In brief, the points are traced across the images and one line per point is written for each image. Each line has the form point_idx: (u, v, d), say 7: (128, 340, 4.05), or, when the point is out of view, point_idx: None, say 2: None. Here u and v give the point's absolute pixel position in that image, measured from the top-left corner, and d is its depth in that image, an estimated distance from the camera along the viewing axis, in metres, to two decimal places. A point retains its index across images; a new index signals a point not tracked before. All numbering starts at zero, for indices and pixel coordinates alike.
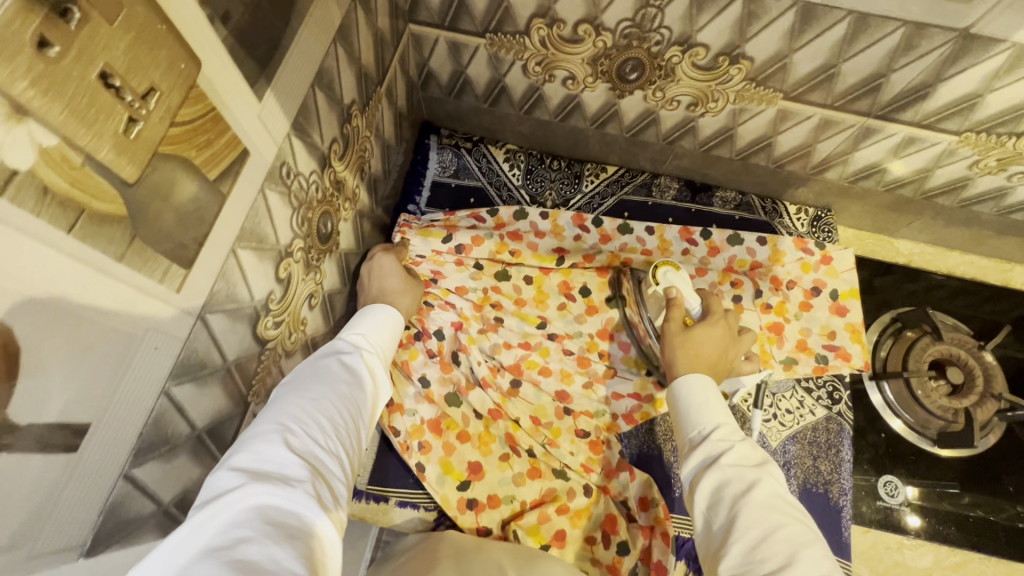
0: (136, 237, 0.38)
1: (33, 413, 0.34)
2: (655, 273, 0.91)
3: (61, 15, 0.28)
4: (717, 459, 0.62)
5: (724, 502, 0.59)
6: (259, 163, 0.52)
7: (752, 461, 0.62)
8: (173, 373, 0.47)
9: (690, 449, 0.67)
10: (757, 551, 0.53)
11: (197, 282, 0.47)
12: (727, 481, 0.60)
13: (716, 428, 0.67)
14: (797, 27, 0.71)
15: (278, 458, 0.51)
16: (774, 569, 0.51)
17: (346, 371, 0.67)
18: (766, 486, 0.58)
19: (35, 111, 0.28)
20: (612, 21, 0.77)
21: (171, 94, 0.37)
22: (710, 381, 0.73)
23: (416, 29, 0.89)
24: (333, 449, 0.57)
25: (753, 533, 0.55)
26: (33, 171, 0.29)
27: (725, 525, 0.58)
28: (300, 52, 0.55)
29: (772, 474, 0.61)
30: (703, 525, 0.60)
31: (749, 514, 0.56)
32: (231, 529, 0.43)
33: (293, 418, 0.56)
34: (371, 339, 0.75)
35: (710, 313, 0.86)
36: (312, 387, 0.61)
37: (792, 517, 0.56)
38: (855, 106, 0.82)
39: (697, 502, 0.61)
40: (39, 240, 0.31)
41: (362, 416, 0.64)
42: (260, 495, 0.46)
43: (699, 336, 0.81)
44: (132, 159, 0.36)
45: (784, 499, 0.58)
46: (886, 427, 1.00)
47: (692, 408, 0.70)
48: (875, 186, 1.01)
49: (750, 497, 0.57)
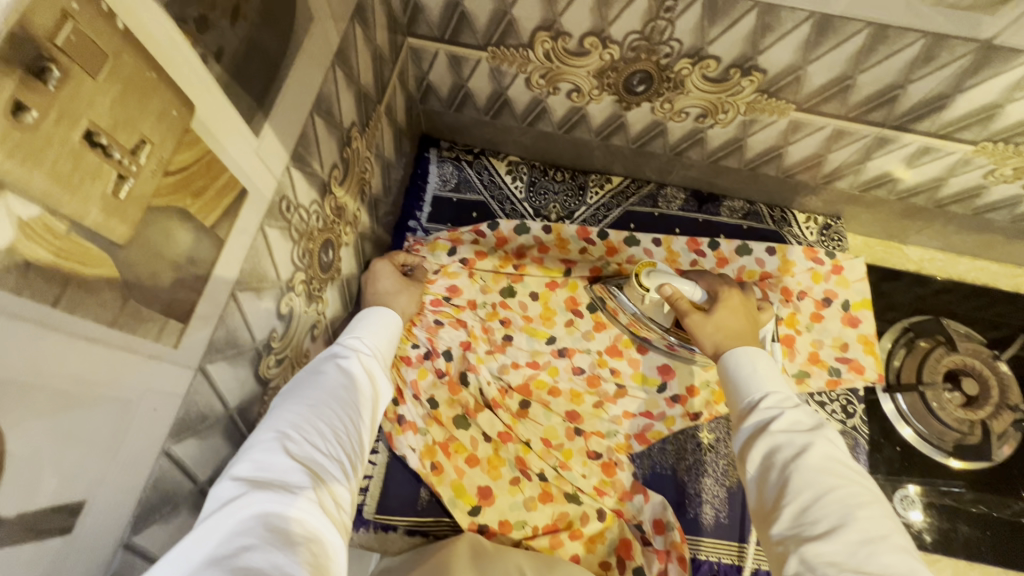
0: (130, 298, 0.36)
1: (21, 501, 0.31)
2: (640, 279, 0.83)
3: (37, 76, 0.25)
4: (767, 426, 0.61)
5: (776, 468, 0.57)
6: (257, 201, 0.49)
7: (806, 425, 0.60)
8: (173, 431, 0.44)
9: (740, 416, 0.65)
10: (810, 513, 0.52)
11: (195, 335, 0.44)
12: (779, 447, 0.58)
13: (767, 396, 0.65)
14: (812, 39, 0.69)
15: (277, 465, 0.49)
16: (826, 531, 0.51)
17: (345, 375, 0.62)
18: (822, 450, 0.57)
19: (12, 182, 0.25)
20: (620, 34, 0.74)
21: (163, 145, 0.34)
22: (760, 351, 0.71)
23: (415, 43, 0.85)
24: (336, 455, 0.54)
25: (805, 495, 0.54)
26: (12, 247, 0.27)
27: (776, 488, 0.56)
28: (298, 80, 0.52)
29: (829, 438, 0.59)
30: (754, 489, 0.59)
31: (802, 477, 0.55)
32: (233, 537, 0.42)
33: (291, 424, 0.53)
34: (370, 343, 0.70)
35: (720, 299, 0.81)
36: (309, 394, 0.57)
37: (849, 479, 0.55)
38: (870, 117, 0.80)
39: (748, 469, 0.60)
40: (22, 319, 0.28)
41: (364, 421, 0.60)
42: (262, 503, 0.45)
43: (722, 318, 0.78)
44: (123, 219, 0.33)
45: (842, 462, 0.56)
46: (902, 441, 0.98)
47: (742, 378, 0.68)
48: (887, 195, 0.99)
49: (804, 461, 0.56)
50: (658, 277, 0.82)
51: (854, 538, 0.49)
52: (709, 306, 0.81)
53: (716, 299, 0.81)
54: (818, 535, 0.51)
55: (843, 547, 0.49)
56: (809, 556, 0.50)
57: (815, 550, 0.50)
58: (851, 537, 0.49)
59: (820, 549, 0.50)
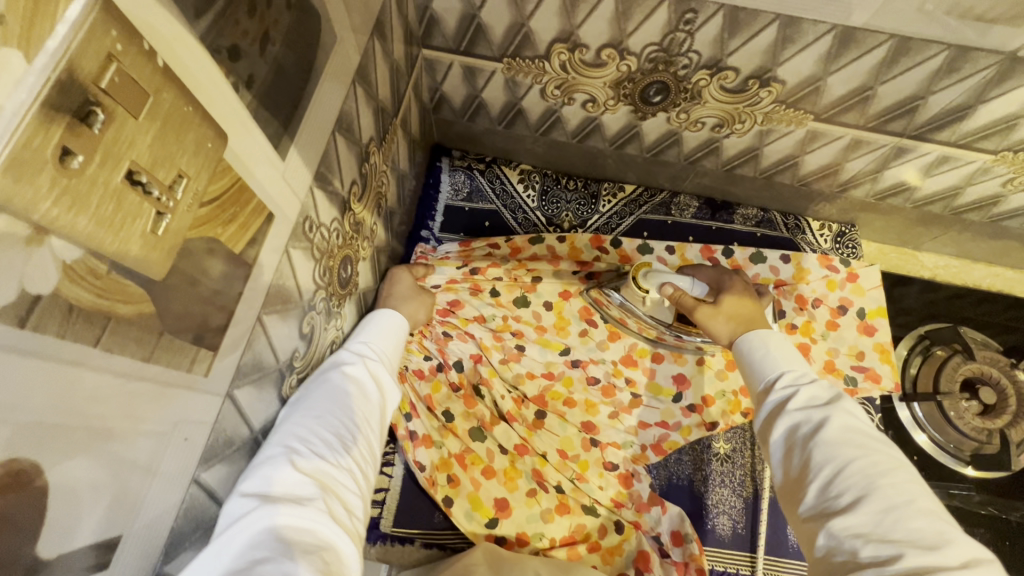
0: (164, 331, 0.35)
1: (63, 542, 0.31)
2: (638, 281, 0.83)
3: (82, 120, 0.25)
4: (784, 405, 0.59)
5: (797, 446, 0.56)
6: (282, 224, 0.49)
7: (824, 399, 0.58)
8: (203, 458, 0.44)
9: (758, 398, 0.64)
10: (833, 486, 0.51)
11: (224, 362, 0.43)
12: (799, 425, 0.57)
13: (782, 373, 0.63)
14: (834, 50, 0.68)
15: (284, 476, 0.48)
16: (851, 502, 0.49)
17: (350, 380, 0.61)
18: (840, 421, 0.55)
19: (57, 228, 0.25)
20: (638, 45, 0.74)
21: (199, 178, 0.34)
22: (771, 331, 0.69)
23: (430, 54, 0.85)
24: (345, 463, 0.54)
25: (827, 468, 0.52)
26: (56, 291, 0.26)
27: (798, 465, 0.55)
28: (321, 100, 0.52)
29: (848, 409, 0.57)
30: (778, 468, 0.58)
31: (824, 451, 0.53)
32: (247, 550, 0.42)
33: (298, 435, 0.52)
34: (375, 347, 0.70)
35: (725, 288, 0.81)
36: (316, 403, 0.56)
37: (872, 448, 0.53)
38: (889, 127, 0.79)
39: (772, 450, 0.59)
40: (65, 362, 0.28)
41: (371, 428, 0.61)
42: (272, 516, 0.45)
43: (730, 305, 0.78)
44: (160, 255, 0.33)
45: (862, 432, 0.55)
46: (919, 450, 0.98)
47: (756, 362, 0.67)
48: (903, 203, 0.98)
49: (823, 435, 0.54)
50: (656, 278, 0.82)
51: (878, 506, 0.48)
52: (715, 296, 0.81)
53: (721, 289, 0.81)
54: (843, 508, 0.49)
55: (868, 517, 0.48)
56: (837, 529, 0.48)
57: (841, 523, 0.48)
58: (876, 506, 0.48)
59: (846, 521, 0.48)
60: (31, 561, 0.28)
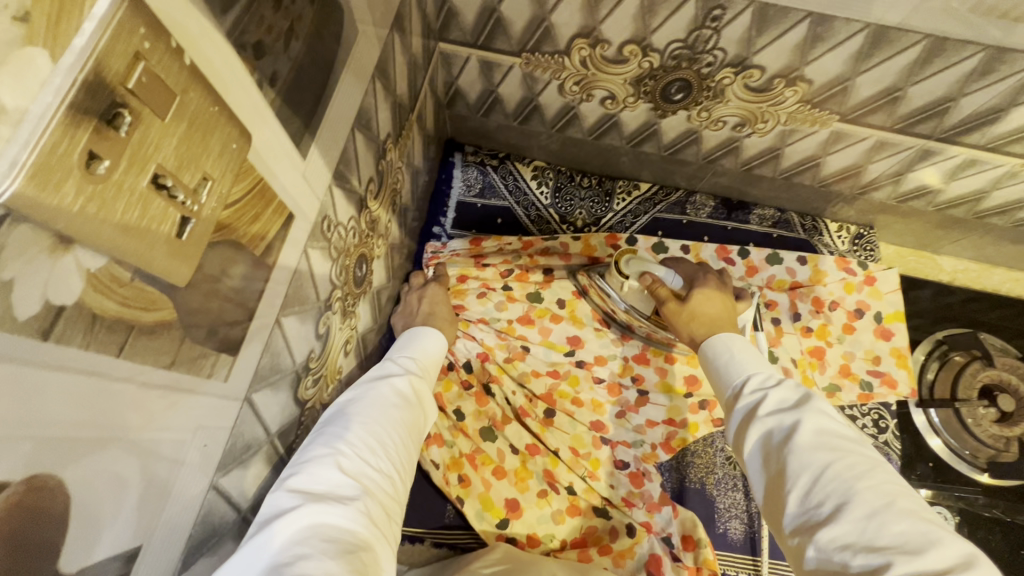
0: (187, 338, 0.34)
1: (85, 556, 0.29)
2: (620, 266, 0.82)
3: (110, 123, 0.24)
4: (755, 411, 0.55)
5: (772, 454, 0.52)
6: (302, 224, 0.48)
7: (793, 400, 0.54)
8: (221, 463, 0.43)
9: (728, 407, 0.60)
10: (812, 495, 0.46)
11: (244, 365, 0.42)
12: (771, 431, 0.53)
13: (748, 380, 0.59)
14: (865, 50, 0.66)
15: (329, 477, 0.48)
16: (832, 511, 0.45)
17: (396, 393, 0.61)
18: (812, 423, 0.51)
19: (82, 236, 0.24)
20: (662, 42, 0.72)
21: (223, 180, 0.33)
22: (735, 336, 0.66)
23: (446, 48, 0.83)
24: (387, 470, 0.53)
25: (803, 476, 0.48)
26: (80, 301, 0.25)
27: (774, 476, 0.51)
28: (341, 97, 0.50)
29: (820, 408, 0.52)
30: (757, 479, 0.53)
31: (798, 459, 0.49)
32: (290, 547, 0.41)
33: (345, 438, 0.52)
34: (419, 364, 0.69)
35: (697, 283, 0.78)
36: (363, 410, 0.56)
37: (848, 449, 0.48)
38: (916, 129, 0.77)
39: (749, 462, 0.54)
40: (88, 373, 0.27)
41: (413, 441, 0.59)
42: (315, 514, 0.44)
43: (697, 304, 0.75)
44: (185, 262, 0.32)
45: (837, 433, 0.50)
46: (933, 456, 0.97)
47: (720, 370, 0.64)
48: (925, 207, 0.97)
49: (796, 441, 0.50)
50: (637, 265, 0.81)
51: (861, 513, 0.43)
52: (685, 293, 0.78)
53: (692, 285, 0.78)
54: (825, 519, 0.45)
55: (852, 526, 0.43)
56: (825, 543, 0.43)
57: (827, 535, 0.43)
58: (858, 513, 0.43)
59: (830, 534, 0.43)
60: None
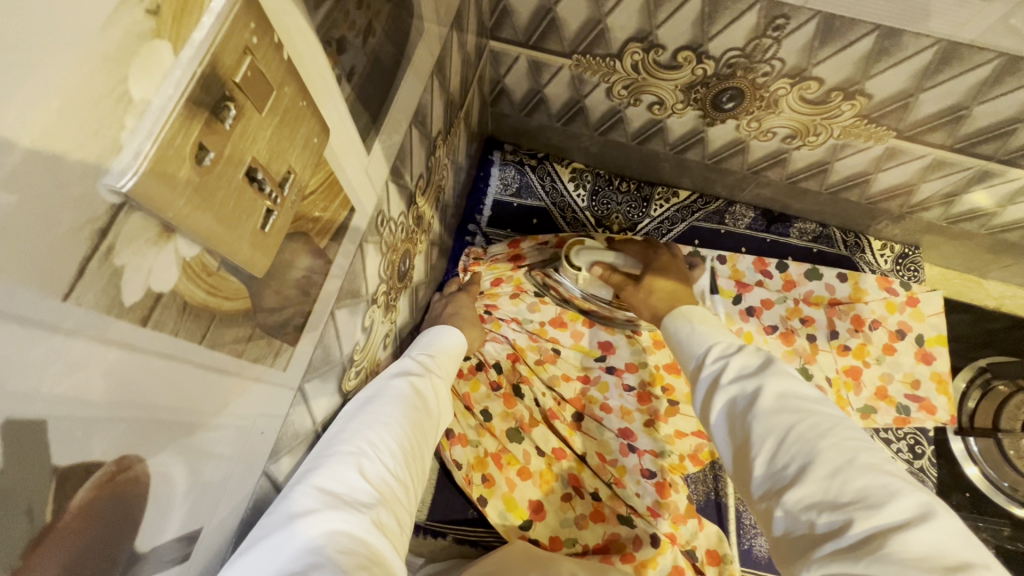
0: (256, 327, 0.35)
1: (155, 537, 0.30)
2: (570, 260, 0.83)
3: (217, 116, 0.24)
4: (718, 381, 0.54)
5: (737, 419, 0.50)
6: (360, 219, 0.48)
7: (756, 365, 0.53)
8: (272, 453, 0.43)
9: (692, 377, 0.59)
10: (776, 459, 0.45)
11: (300, 357, 0.43)
12: (735, 398, 0.52)
13: (711, 347, 0.58)
14: (933, 66, 0.64)
15: (349, 479, 0.48)
16: (796, 474, 0.44)
17: (417, 393, 0.61)
18: (774, 388, 0.49)
19: (183, 226, 0.24)
20: (718, 49, 0.70)
21: (303, 173, 0.33)
22: (697, 308, 0.66)
23: (497, 46, 0.83)
24: (402, 475, 0.53)
25: (768, 439, 0.46)
26: (175, 289, 0.26)
27: (738, 443, 0.49)
28: (404, 93, 0.51)
29: (783, 371, 0.51)
30: (723, 447, 0.52)
31: (761, 424, 0.47)
32: (305, 552, 0.40)
33: (369, 439, 0.52)
34: (437, 361, 0.70)
35: (652, 263, 0.80)
36: (385, 409, 0.56)
37: (811, 409, 0.47)
38: (977, 149, 0.75)
39: (716, 430, 0.53)
40: (175, 359, 0.27)
41: (427, 445, 0.60)
42: (333, 520, 0.43)
43: (653, 279, 0.77)
44: (265, 252, 0.32)
45: (801, 395, 0.49)
46: (969, 485, 0.94)
47: (683, 340, 0.63)
48: (977, 229, 0.94)
49: (758, 407, 0.49)
50: (588, 255, 0.83)
51: (825, 471, 0.42)
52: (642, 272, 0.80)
53: (646, 265, 0.80)
54: (790, 482, 0.44)
55: (817, 486, 0.42)
56: (790, 504, 0.43)
57: (793, 497, 0.43)
58: (822, 472, 0.42)
59: (795, 496, 0.42)
60: (127, 556, 0.28)
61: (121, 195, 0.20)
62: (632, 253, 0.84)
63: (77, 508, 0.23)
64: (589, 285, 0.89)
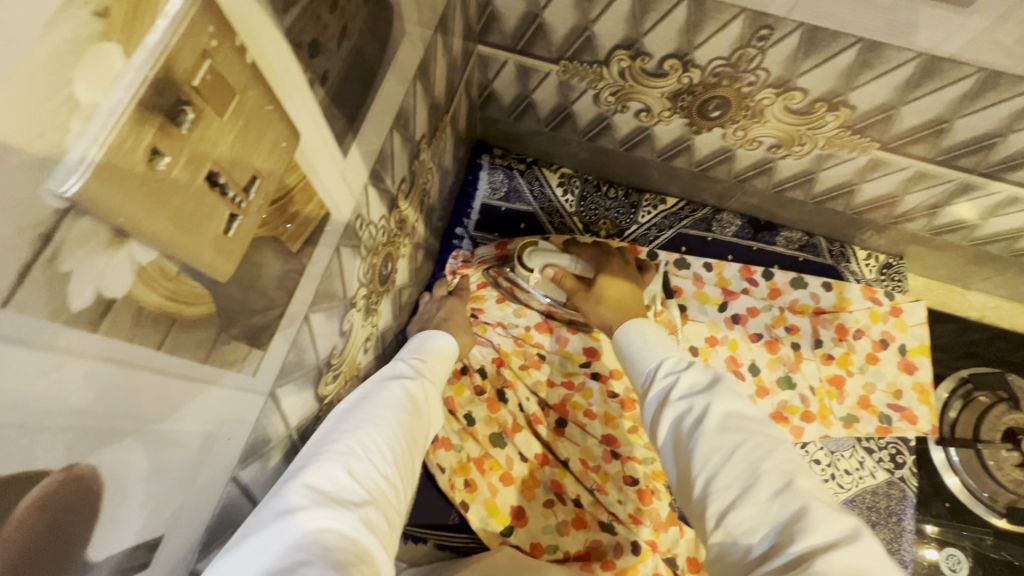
0: (222, 332, 0.34)
1: (111, 545, 0.29)
2: (523, 262, 0.86)
3: (174, 120, 0.24)
4: (667, 396, 0.54)
5: (682, 438, 0.51)
6: (337, 223, 0.48)
7: (704, 383, 0.53)
8: (242, 457, 0.43)
9: (642, 392, 0.59)
10: (716, 479, 0.46)
11: (271, 361, 0.42)
12: (681, 416, 0.52)
13: (661, 364, 0.58)
14: (914, 79, 0.65)
15: (338, 478, 0.47)
16: (736, 496, 0.45)
17: (408, 395, 0.61)
18: (720, 407, 0.50)
19: (138, 231, 0.24)
20: (704, 58, 0.71)
21: (270, 178, 0.33)
22: (646, 321, 0.66)
23: (485, 51, 0.82)
24: (392, 475, 0.52)
25: (712, 459, 0.47)
26: (130, 294, 0.25)
27: (682, 461, 0.50)
28: (384, 97, 0.50)
29: (730, 390, 0.52)
30: (667, 464, 0.52)
31: (706, 443, 0.48)
32: (294, 550, 0.40)
33: (359, 439, 0.52)
34: (428, 363, 0.70)
35: (603, 267, 0.83)
36: (376, 411, 0.56)
37: (754, 430, 0.48)
38: (959, 162, 0.76)
39: (660, 446, 0.53)
40: (131, 366, 0.27)
41: (418, 446, 0.59)
42: (323, 519, 0.43)
43: (604, 286, 0.81)
44: (229, 257, 0.32)
45: (745, 415, 0.49)
46: (950, 495, 0.95)
47: (634, 353, 0.63)
48: (959, 240, 0.94)
49: (703, 427, 0.49)
50: (540, 258, 0.85)
51: (766, 494, 0.43)
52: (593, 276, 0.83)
53: (597, 268, 0.84)
54: (731, 502, 0.45)
55: (755, 509, 0.43)
56: (730, 527, 0.44)
57: (733, 520, 0.44)
58: (762, 495, 0.43)
59: (735, 519, 0.44)
60: (78, 565, 0.27)
61: (67, 201, 0.20)
62: (585, 256, 0.86)
63: (24, 513, 0.23)
64: (544, 288, 0.90)
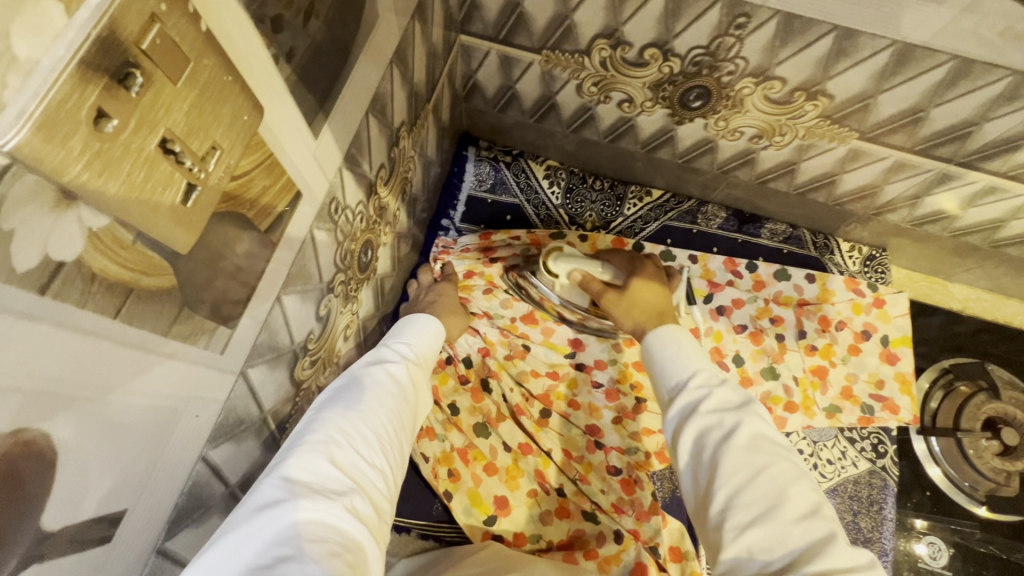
0: (184, 306, 0.34)
1: (67, 515, 0.29)
2: (547, 264, 0.83)
3: (121, 82, 0.24)
4: (695, 407, 0.54)
5: (707, 452, 0.51)
6: (309, 204, 0.48)
7: (735, 402, 0.53)
8: (212, 436, 0.43)
9: (665, 400, 0.58)
10: (740, 496, 0.47)
11: (240, 341, 0.42)
12: (709, 429, 0.52)
13: (695, 373, 0.57)
14: (889, 68, 0.65)
15: (321, 469, 0.47)
16: (758, 514, 0.45)
17: (392, 380, 0.61)
18: (750, 428, 0.50)
19: (86, 194, 0.24)
20: (683, 47, 0.71)
21: (232, 151, 0.33)
22: (681, 328, 0.64)
23: (467, 40, 0.83)
24: (379, 462, 0.52)
25: (739, 475, 0.48)
26: (80, 258, 0.25)
27: (706, 474, 0.50)
28: (358, 80, 0.51)
29: (760, 413, 0.52)
30: (686, 475, 0.53)
31: (735, 459, 0.48)
32: (274, 546, 0.41)
33: (340, 427, 0.51)
34: (416, 350, 0.70)
35: (636, 272, 0.80)
36: (356, 397, 0.55)
37: (780, 455, 0.49)
38: (936, 151, 0.76)
39: (680, 455, 0.53)
40: (84, 332, 0.27)
41: (408, 431, 0.59)
42: (306, 511, 0.43)
43: (636, 291, 0.77)
44: (189, 229, 0.32)
45: (772, 440, 0.50)
46: (931, 484, 0.96)
47: (663, 358, 0.61)
48: (940, 232, 0.95)
49: (732, 444, 0.49)
50: (565, 262, 0.82)
51: (791, 516, 0.45)
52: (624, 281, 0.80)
53: (630, 273, 0.80)
54: (753, 519, 0.45)
55: (778, 529, 0.44)
56: (749, 542, 0.44)
57: (751, 535, 0.45)
58: (787, 517, 0.45)
59: (755, 535, 0.44)
60: (31, 532, 0.27)
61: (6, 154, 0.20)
62: (617, 262, 0.83)
63: None
64: (566, 293, 0.88)
